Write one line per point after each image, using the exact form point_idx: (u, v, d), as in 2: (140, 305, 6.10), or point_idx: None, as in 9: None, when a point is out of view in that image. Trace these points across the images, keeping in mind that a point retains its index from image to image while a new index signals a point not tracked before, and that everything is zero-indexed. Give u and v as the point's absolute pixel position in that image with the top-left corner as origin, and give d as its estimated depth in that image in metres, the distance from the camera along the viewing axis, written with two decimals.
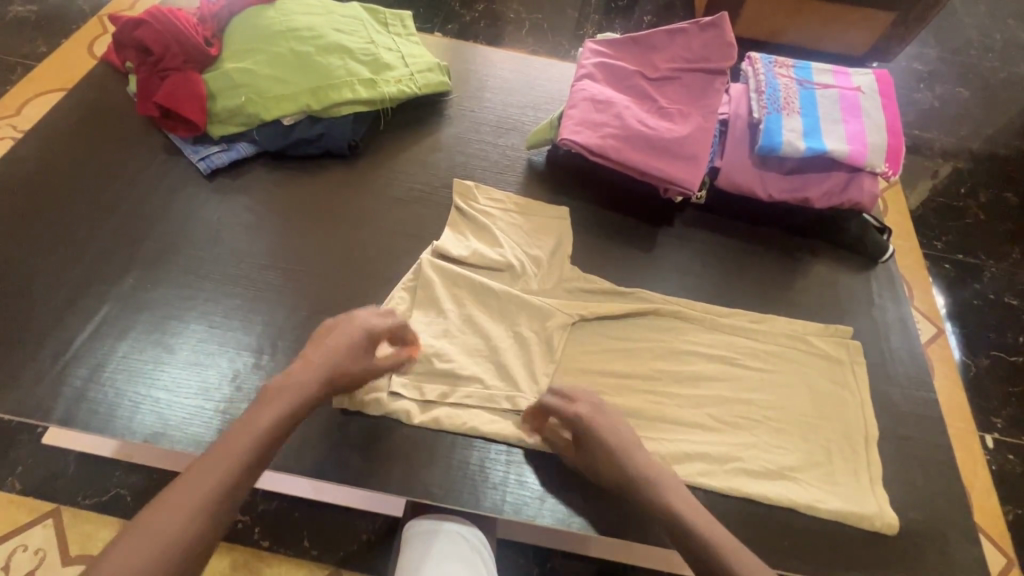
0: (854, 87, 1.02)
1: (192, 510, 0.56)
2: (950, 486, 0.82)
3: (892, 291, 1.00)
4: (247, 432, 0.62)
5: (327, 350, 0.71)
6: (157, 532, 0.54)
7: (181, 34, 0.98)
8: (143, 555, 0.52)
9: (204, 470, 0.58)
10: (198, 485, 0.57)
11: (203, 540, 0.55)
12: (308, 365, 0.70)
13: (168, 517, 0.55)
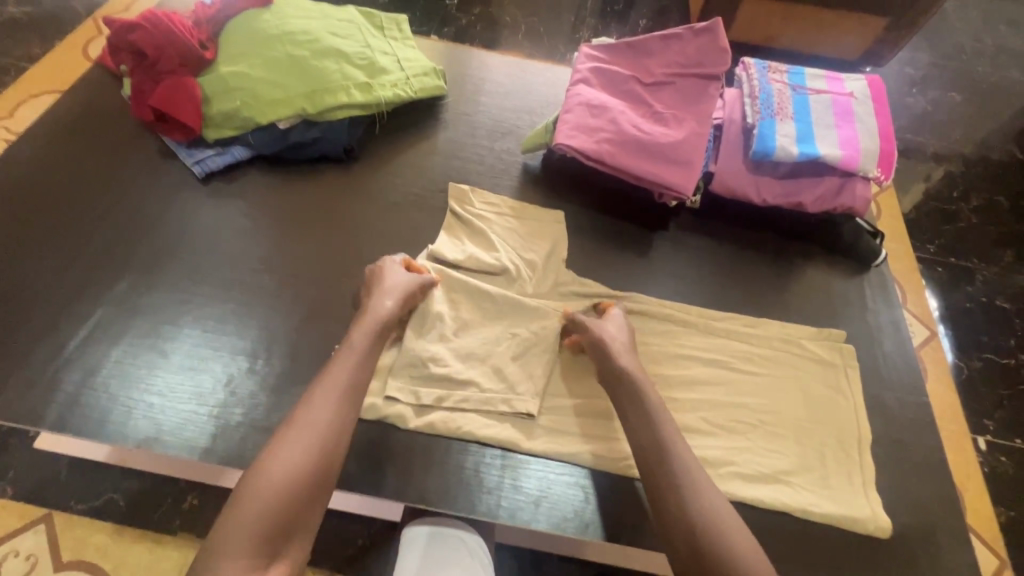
0: (847, 92, 1.03)
1: (298, 461, 0.64)
2: (943, 489, 0.82)
3: (885, 295, 1.01)
4: (323, 402, 0.69)
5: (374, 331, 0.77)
6: (268, 485, 0.61)
7: (177, 38, 0.98)
8: (264, 498, 0.60)
9: (293, 436, 0.65)
10: (296, 443, 0.65)
11: (307, 490, 0.63)
12: (359, 334, 0.76)
13: (273, 474, 0.62)
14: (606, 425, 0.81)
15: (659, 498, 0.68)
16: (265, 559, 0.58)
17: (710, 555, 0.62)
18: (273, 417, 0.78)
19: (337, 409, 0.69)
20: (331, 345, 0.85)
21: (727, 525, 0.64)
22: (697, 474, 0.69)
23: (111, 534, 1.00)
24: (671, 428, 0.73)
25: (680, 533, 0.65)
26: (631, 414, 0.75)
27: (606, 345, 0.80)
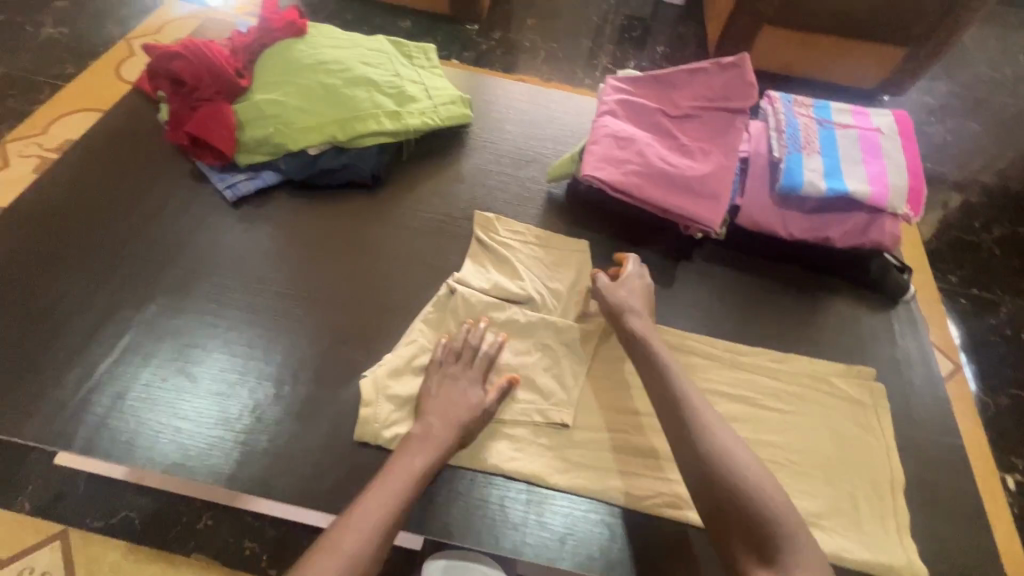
0: (873, 127, 1.03)
1: (352, 560, 0.62)
2: (980, 537, 0.80)
3: (915, 332, 0.99)
4: (357, 530, 0.64)
5: (441, 406, 0.77)
6: None
7: (214, 66, 1.00)
8: None
9: (339, 544, 0.62)
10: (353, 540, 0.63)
11: None
12: (417, 454, 0.72)
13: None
14: (631, 461, 0.80)
15: (688, 474, 0.70)
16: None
17: (746, 521, 0.65)
18: (298, 445, 0.78)
19: (373, 543, 0.64)
20: (356, 372, 0.85)
21: (765, 489, 0.66)
22: (729, 443, 0.70)
23: (126, 553, 0.99)
24: (701, 406, 0.74)
25: (713, 504, 0.67)
26: (662, 398, 0.76)
27: (619, 309, 0.85)
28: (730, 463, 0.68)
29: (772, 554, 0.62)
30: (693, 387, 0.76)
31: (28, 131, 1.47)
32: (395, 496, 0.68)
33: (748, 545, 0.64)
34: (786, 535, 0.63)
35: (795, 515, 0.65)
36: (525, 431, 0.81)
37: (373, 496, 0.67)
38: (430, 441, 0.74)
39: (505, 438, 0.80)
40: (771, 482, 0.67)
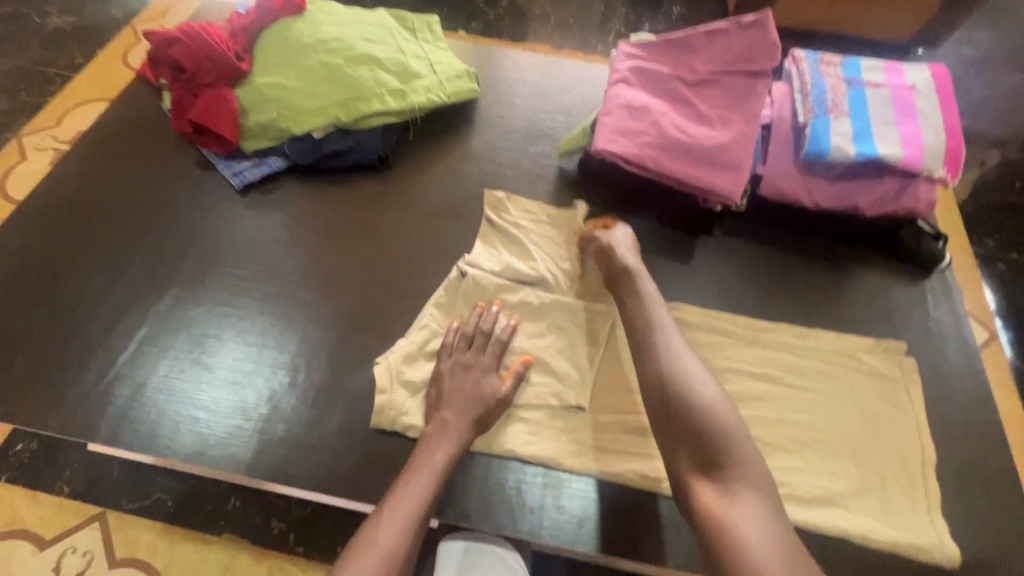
0: (908, 85, 0.96)
1: (388, 553, 0.63)
2: (1016, 514, 0.77)
3: (950, 303, 0.94)
4: (388, 529, 0.65)
5: (459, 393, 0.77)
6: None
7: (214, 50, 0.98)
8: None
9: (372, 539, 0.64)
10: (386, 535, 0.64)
11: None
12: (439, 448, 0.72)
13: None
14: (649, 442, 0.79)
15: (648, 394, 0.72)
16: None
17: (696, 438, 0.67)
18: (315, 432, 0.78)
19: (405, 541, 0.64)
20: (370, 359, 0.84)
21: (722, 412, 0.67)
22: (690, 366, 0.72)
23: (160, 534, 1.03)
24: (670, 333, 0.75)
25: (666, 420, 0.69)
26: (635, 324, 0.78)
27: (609, 244, 0.86)
28: (692, 385, 0.69)
29: (716, 468, 0.65)
30: (666, 318, 0.78)
31: (42, 124, 1.48)
32: (423, 492, 0.68)
33: (694, 457, 0.66)
34: (735, 454, 0.65)
35: (745, 434, 0.67)
36: (540, 415, 0.80)
37: (399, 493, 0.68)
38: (449, 431, 0.74)
39: (520, 422, 0.79)
40: (728, 403, 0.69)
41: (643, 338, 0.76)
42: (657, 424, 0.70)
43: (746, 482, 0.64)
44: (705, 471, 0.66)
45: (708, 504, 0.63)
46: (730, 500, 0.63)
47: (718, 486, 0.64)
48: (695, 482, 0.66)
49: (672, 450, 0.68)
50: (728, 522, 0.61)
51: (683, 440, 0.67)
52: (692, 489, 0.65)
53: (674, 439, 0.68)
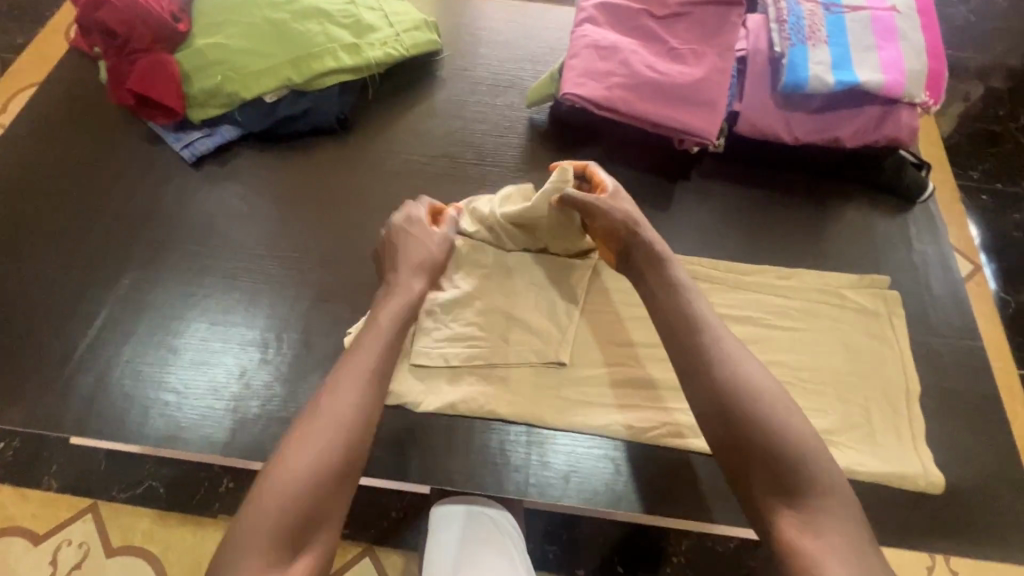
0: (888, 6, 0.91)
1: (325, 444, 0.61)
2: (998, 438, 0.77)
3: (933, 233, 0.93)
4: (324, 418, 0.63)
5: (402, 295, 0.75)
6: (293, 475, 0.59)
7: (146, 12, 0.92)
8: (293, 485, 0.59)
9: (307, 431, 0.62)
10: (325, 427, 0.62)
11: (334, 476, 0.60)
12: (377, 338, 0.70)
13: (281, 482, 0.59)
14: (632, 394, 0.78)
15: (703, 412, 0.63)
16: (283, 563, 0.56)
17: (767, 461, 0.59)
18: (291, 407, 0.76)
19: (355, 405, 0.64)
20: (342, 329, 0.82)
21: (791, 426, 0.60)
22: (750, 375, 0.63)
23: (157, 520, 1.01)
24: (718, 331, 0.67)
25: (730, 441, 0.61)
26: (671, 319, 0.69)
27: (632, 221, 0.76)
28: (761, 398, 0.62)
29: (794, 494, 0.58)
30: (708, 310, 0.69)
31: None
32: (369, 362, 0.68)
33: (768, 482, 0.59)
34: (814, 478, 0.58)
35: (821, 451, 0.60)
36: (521, 374, 0.78)
37: (337, 389, 0.65)
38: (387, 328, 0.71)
39: (501, 382, 0.78)
40: (797, 415, 0.62)
41: (694, 338, 0.66)
42: (719, 447, 0.62)
43: (827, 506, 0.57)
44: (784, 497, 0.58)
45: (788, 536, 0.56)
46: (813, 530, 0.56)
47: (799, 515, 0.57)
48: (773, 512, 0.58)
49: (740, 475, 0.60)
50: (815, 556, 0.54)
51: (755, 464, 0.60)
52: (767, 519, 0.58)
53: (741, 462, 0.60)
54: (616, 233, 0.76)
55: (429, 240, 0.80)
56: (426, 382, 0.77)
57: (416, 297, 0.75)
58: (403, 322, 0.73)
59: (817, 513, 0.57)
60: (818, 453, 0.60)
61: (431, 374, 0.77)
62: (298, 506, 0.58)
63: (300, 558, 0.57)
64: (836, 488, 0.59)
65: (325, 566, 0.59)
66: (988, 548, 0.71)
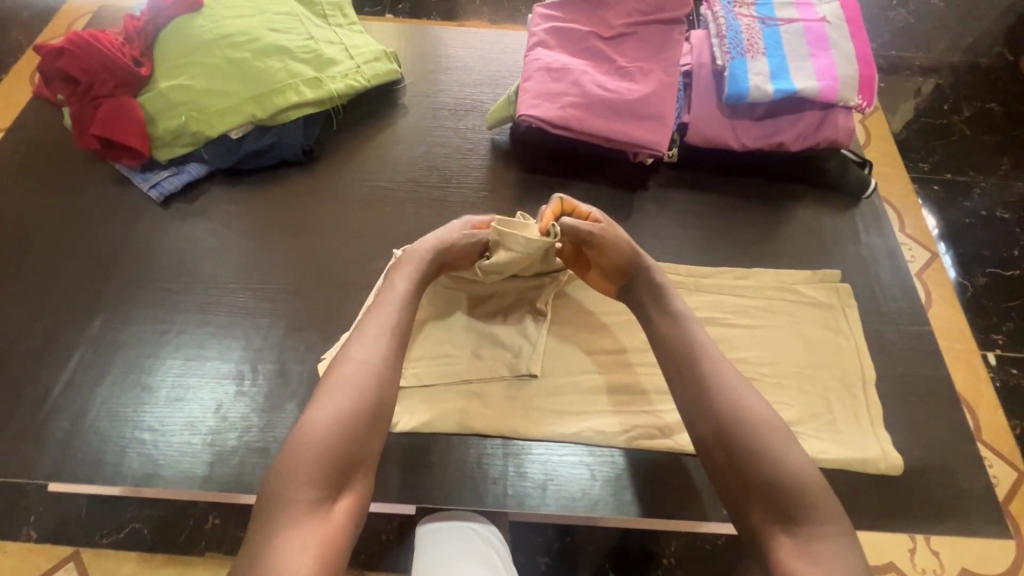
0: (819, 17, 0.97)
1: (361, 390, 0.65)
2: (951, 417, 0.81)
3: (878, 226, 0.98)
4: (356, 364, 0.67)
5: (411, 263, 0.79)
6: (334, 420, 0.62)
7: (108, 58, 0.94)
8: (338, 428, 0.62)
9: (343, 378, 0.66)
10: (361, 374, 0.66)
11: (370, 421, 0.64)
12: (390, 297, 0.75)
13: (319, 423, 0.62)
14: (604, 399, 0.80)
15: (704, 443, 0.66)
16: (328, 500, 0.59)
17: (762, 488, 0.61)
18: (269, 436, 0.77)
19: (382, 352, 0.69)
20: (316, 356, 0.83)
21: (789, 457, 0.62)
22: (745, 402, 0.66)
23: (140, 564, 1.00)
24: (717, 359, 0.70)
25: (729, 467, 0.64)
26: (670, 343, 0.73)
27: (631, 249, 0.81)
28: (759, 428, 0.64)
29: (790, 518, 0.59)
30: (708, 338, 0.73)
31: None
32: (390, 315, 0.73)
33: (765, 508, 0.60)
34: (814, 508, 0.59)
35: (817, 478, 0.61)
36: (495, 388, 0.80)
37: (363, 341, 0.69)
38: (407, 292, 0.76)
39: (476, 397, 0.79)
40: (794, 445, 0.63)
41: (692, 366, 0.70)
42: (716, 474, 0.65)
43: (825, 533, 0.58)
44: (783, 522, 0.59)
45: (784, 560, 0.57)
46: (808, 556, 0.56)
47: (795, 539, 0.58)
48: (771, 539, 0.59)
49: (737, 502, 0.62)
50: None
51: (751, 492, 0.61)
52: (766, 541, 0.59)
53: (740, 492, 0.62)
54: (620, 262, 0.81)
55: (455, 232, 0.83)
56: (402, 403, 0.78)
57: (427, 265, 0.80)
58: (418, 282, 0.78)
59: (814, 541, 0.57)
60: (816, 479, 0.61)
61: (407, 394, 0.79)
62: (342, 448, 0.61)
63: (343, 495, 0.60)
64: (834, 516, 0.59)
65: (363, 505, 0.62)
66: (950, 522, 0.74)
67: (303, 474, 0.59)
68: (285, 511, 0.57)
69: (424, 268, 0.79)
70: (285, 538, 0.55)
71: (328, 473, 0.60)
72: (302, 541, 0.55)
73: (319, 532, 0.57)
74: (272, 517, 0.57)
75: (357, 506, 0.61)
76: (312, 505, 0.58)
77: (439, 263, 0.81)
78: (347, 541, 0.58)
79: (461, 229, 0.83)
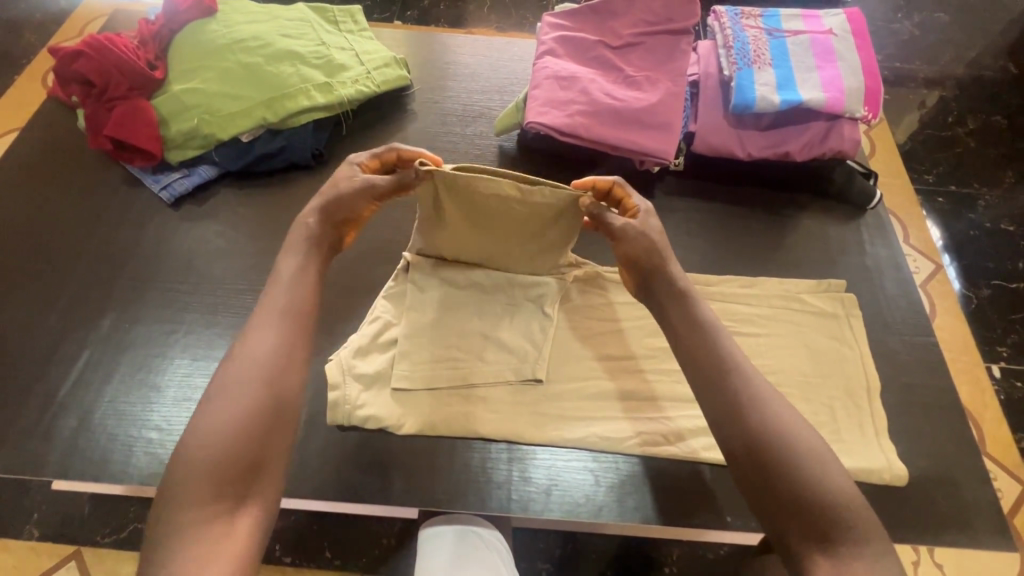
0: (825, 30, 0.98)
1: (246, 390, 0.62)
2: (957, 428, 0.81)
3: (883, 237, 0.98)
4: (242, 361, 0.64)
5: (301, 236, 0.74)
6: (222, 426, 0.59)
7: (123, 61, 0.95)
8: (222, 435, 0.59)
9: (231, 378, 0.62)
10: (245, 372, 0.63)
11: (263, 422, 0.61)
12: (278, 286, 0.70)
13: (207, 432, 0.59)
14: (608, 407, 0.80)
15: (734, 452, 0.63)
16: (228, 513, 0.57)
17: (800, 508, 0.59)
18: None
19: (271, 344, 0.65)
20: (322, 356, 0.83)
21: (827, 477, 0.60)
22: (784, 418, 0.63)
23: None
24: (747, 370, 0.67)
25: (763, 487, 0.61)
26: (694, 354, 0.68)
27: (656, 248, 0.75)
28: (792, 445, 0.61)
29: (830, 540, 0.57)
30: (733, 345, 0.69)
31: None
32: (282, 305, 0.68)
33: (800, 526, 0.58)
34: (855, 530, 0.58)
35: (856, 497, 0.60)
36: (500, 393, 0.80)
37: (251, 337, 0.65)
38: (297, 273, 0.71)
39: (481, 401, 0.80)
40: (833, 465, 0.61)
41: (719, 379, 0.66)
42: (752, 492, 0.61)
43: (865, 555, 0.57)
44: (820, 544, 0.57)
45: None
46: None
47: (833, 562, 0.56)
48: (809, 560, 0.57)
49: (775, 524, 0.60)
50: None
51: (791, 514, 0.59)
52: (805, 566, 0.57)
53: (779, 513, 0.59)
54: (640, 258, 0.75)
55: (347, 181, 0.76)
56: (407, 405, 0.78)
57: (314, 237, 0.75)
58: (312, 260, 0.73)
59: (853, 560, 0.56)
60: (858, 501, 0.59)
61: (412, 397, 0.79)
62: (235, 456, 0.59)
63: (246, 508, 0.58)
64: (877, 539, 0.58)
65: (272, 511, 0.60)
66: (955, 534, 0.74)
67: (190, 491, 0.56)
68: (183, 530, 0.55)
69: (312, 235, 0.75)
70: (182, 558, 0.53)
71: (220, 486, 0.57)
72: (201, 561, 0.54)
73: (219, 549, 0.55)
74: (167, 540, 0.55)
75: (263, 517, 0.59)
76: (209, 521, 0.56)
77: (332, 228, 0.76)
78: (252, 555, 0.56)
79: (355, 175, 0.77)
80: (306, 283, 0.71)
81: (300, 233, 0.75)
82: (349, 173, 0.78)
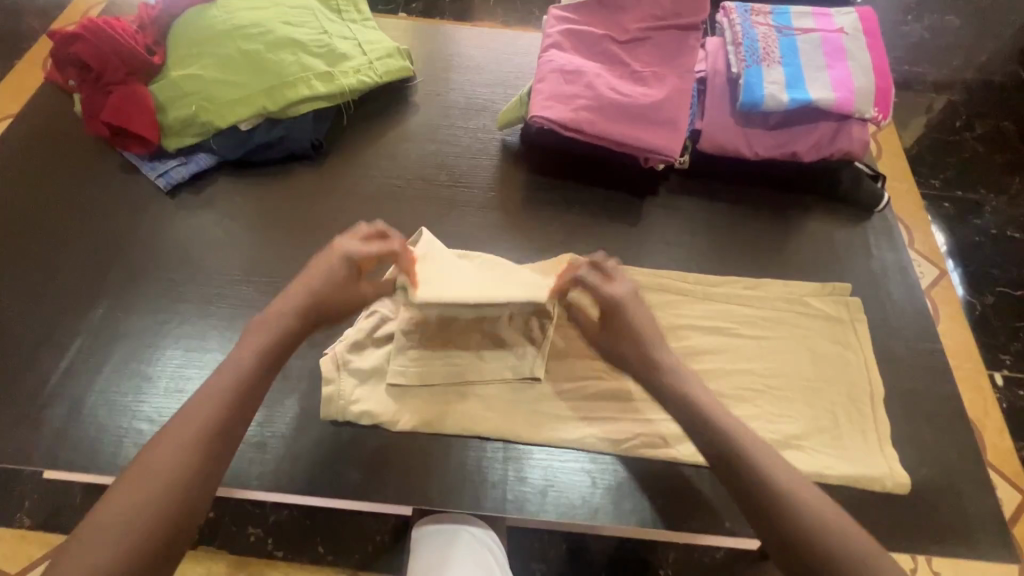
0: (836, 28, 0.97)
1: (148, 496, 0.55)
2: (960, 436, 0.80)
3: (890, 240, 0.97)
4: (155, 461, 0.57)
5: (270, 322, 0.67)
6: (110, 537, 0.53)
7: (121, 46, 0.94)
8: (109, 547, 0.52)
9: (137, 481, 0.56)
10: (152, 475, 0.56)
11: (156, 536, 0.54)
12: (223, 373, 0.63)
13: (92, 543, 0.53)
14: (607, 407, 0.79)
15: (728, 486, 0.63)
16: None
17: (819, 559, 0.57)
18: (266, 432, 0.76)
19: (191, 444, 0.58)
20: (317, 350, 0.82)
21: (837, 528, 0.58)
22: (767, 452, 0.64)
23: None
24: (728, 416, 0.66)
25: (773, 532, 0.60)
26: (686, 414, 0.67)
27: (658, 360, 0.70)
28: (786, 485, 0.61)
29: None
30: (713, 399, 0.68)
31: None
32: (211, 403, 0.61)
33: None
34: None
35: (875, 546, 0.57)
36: (497, 391, 0.79)
37: (171, 432, 0.59)
38: (247, 361, 0.64)
39: (476, 398, 0.78)
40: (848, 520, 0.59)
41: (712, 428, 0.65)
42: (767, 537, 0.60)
43: None
44: None
45: None
46: None
47: None
48: None
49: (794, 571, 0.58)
50: None
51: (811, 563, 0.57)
52: None
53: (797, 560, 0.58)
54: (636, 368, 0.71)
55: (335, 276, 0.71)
56: (402, 400, 0.77)
57: (286, 323, 0.68)
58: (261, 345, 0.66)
59: None
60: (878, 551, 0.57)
61: (408, 394, 0.78)
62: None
63: None
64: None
65: None
66: (957, 544, 0.73)
67: None
68: None
69: (285, 321, 0.68)
70: None
71: None
72: None
73: None
74: None
75: None
76: None
77: (309, 321, 0.70)
78: None
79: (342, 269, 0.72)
80: (250, 371, 0.64)
81: (272, 317, 0.68)
82: (337, 263, 0.72)
